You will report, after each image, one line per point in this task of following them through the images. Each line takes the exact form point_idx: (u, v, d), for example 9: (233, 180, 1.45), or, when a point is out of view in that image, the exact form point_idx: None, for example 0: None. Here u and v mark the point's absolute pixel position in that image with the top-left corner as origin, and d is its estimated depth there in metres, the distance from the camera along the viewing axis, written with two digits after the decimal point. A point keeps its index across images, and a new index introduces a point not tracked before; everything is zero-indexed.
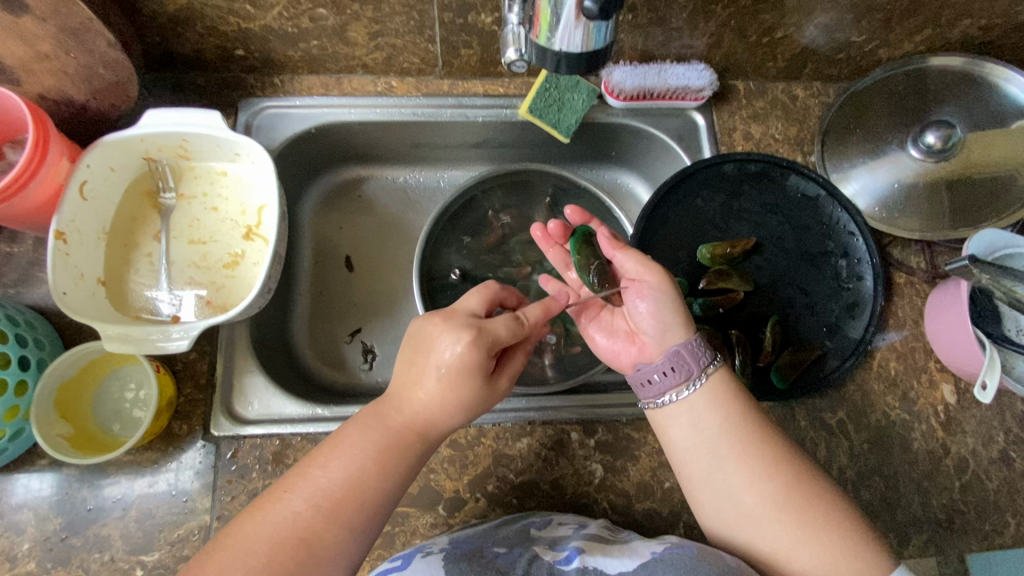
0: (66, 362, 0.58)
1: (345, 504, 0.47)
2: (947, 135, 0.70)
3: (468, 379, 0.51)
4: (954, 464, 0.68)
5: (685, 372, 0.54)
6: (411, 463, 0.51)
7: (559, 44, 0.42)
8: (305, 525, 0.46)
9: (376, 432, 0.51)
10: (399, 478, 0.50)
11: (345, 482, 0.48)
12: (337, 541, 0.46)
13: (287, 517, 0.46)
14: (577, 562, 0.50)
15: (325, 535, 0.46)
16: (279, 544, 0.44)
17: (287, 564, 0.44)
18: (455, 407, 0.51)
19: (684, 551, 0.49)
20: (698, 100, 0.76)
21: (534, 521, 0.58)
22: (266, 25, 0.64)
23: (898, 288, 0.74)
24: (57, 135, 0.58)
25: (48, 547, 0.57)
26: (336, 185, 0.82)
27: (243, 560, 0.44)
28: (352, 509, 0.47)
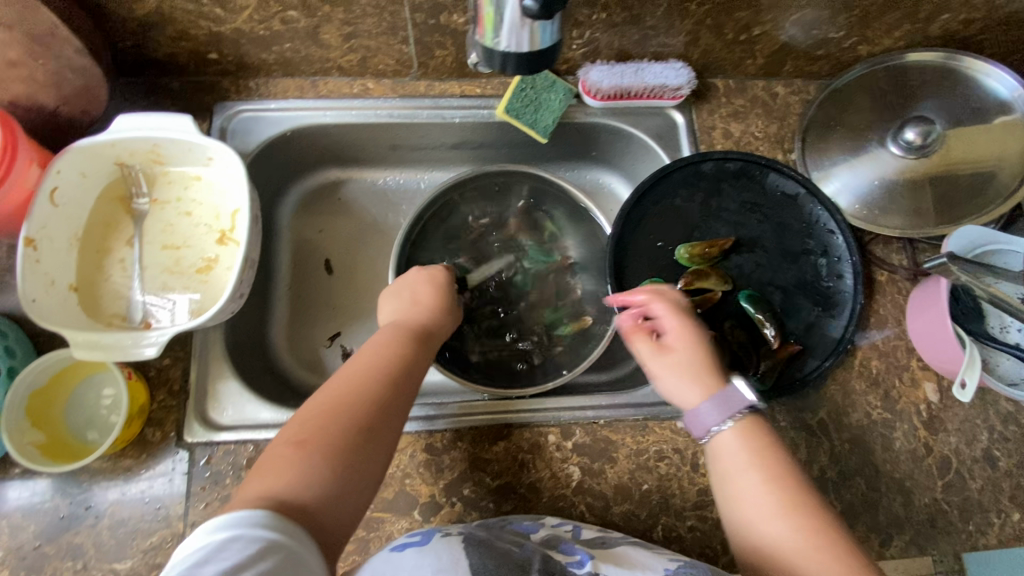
0: (37, 369, 0.58)
1: (383, 373, 0.53)
2: (927, 132, 0.69)
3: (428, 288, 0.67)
4: (936, 463, 0.67)
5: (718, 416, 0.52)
6: (423, 349, 0.59)
7: (506, 45, 0.42)
8: (354, 386, 0.51)
9: (383, 333, 0.59)
10: (418, 359, 0.57)
11: (375, 360, 0.54)
12: (386, 402, 0.51)
13: (341, 383, 0.51)
14: (591, 567, 0.50)
15: (376, 395, 0.51)
16: (339, 400, 0.49)
17: (353, 412, 0.48)
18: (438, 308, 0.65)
19: (697, 571, 0.51)
20: (676, 99, 0.75)
21: (526, 525, 0.57)
22: (236, 28, 0.63)
23: (880, 286, 0.73)
24: (26, 142, 0.58)
25: (21, 555, 0.57)
26: (315, 188, 0.82)
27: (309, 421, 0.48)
28: (389, 377, 0.53)
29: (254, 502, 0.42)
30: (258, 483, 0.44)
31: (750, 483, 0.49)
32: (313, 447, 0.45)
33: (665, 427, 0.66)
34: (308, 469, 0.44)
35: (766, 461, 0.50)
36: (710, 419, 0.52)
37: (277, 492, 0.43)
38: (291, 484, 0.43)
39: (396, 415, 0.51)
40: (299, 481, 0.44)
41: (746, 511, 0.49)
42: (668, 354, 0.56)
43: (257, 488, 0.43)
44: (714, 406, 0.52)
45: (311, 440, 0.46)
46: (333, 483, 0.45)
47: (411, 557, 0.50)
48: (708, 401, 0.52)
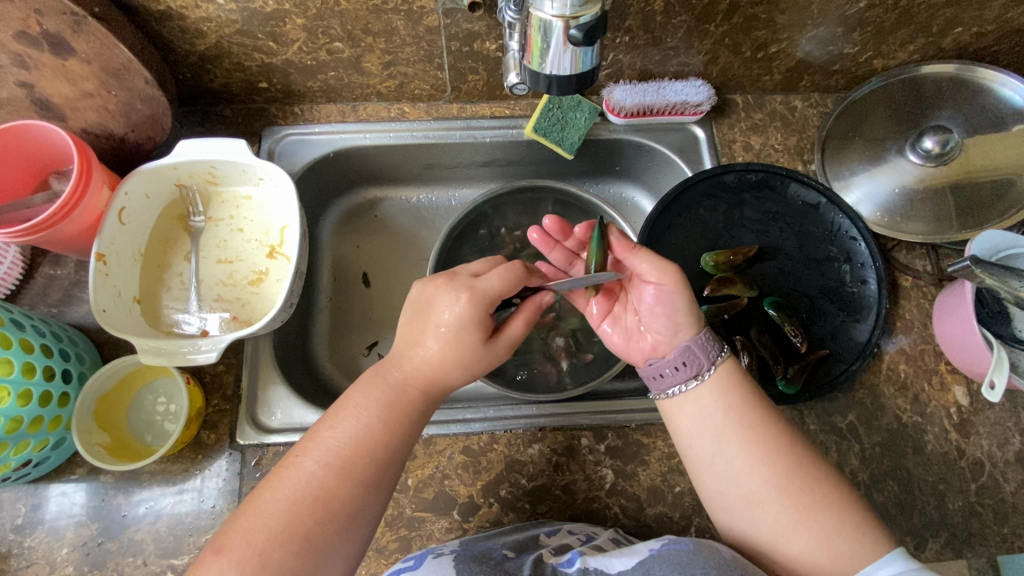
0: (105, 375, 0.63)
1: (353, 463, 0.51)
2: (946, 140, 0.71)
3: (466, 333, 0.55)
4: (969, 466, 0.68)
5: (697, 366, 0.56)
6: (412, 415, 0.55)
7: (551, 68, 0.45)
8: (318, 485, 0.50)
9: (381, 385, 0.55)
10: (401, 429, 0.54)
11: (350, 442, 0.52)
12: (350, 498, 0.50)
13: (301, 480, 0.50)
14: (579, 564, 0.51)
15: (338, 493, 0.50)
16: (296, 507, 0.49)
17: (305, 523, 0.48)
18: (457, 364, 0.56)
19: (681, 547, 0.50)
20: (697, 115, 0.78)
21: (543, 529, 0.60)
22: (287, 59, 0.69)
23: (904, 291, 0.74)
24: (99, 166, 0.63)
25: (86, 551, 0.60)
26: (353, 206, 0.86)
27: (267, 521, 0.48)
28: (359, 468, 0.51)
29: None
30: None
31: (741, 471, 0.52)
32: (255, 565, 0.46)
33: None
34: None
35: (740, 410, 0.54)
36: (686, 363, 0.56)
37: None
38: None
39: (361, 507, 0.51)
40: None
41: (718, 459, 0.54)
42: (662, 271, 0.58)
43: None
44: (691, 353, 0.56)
45: (255, 557, 0.46)
46: None
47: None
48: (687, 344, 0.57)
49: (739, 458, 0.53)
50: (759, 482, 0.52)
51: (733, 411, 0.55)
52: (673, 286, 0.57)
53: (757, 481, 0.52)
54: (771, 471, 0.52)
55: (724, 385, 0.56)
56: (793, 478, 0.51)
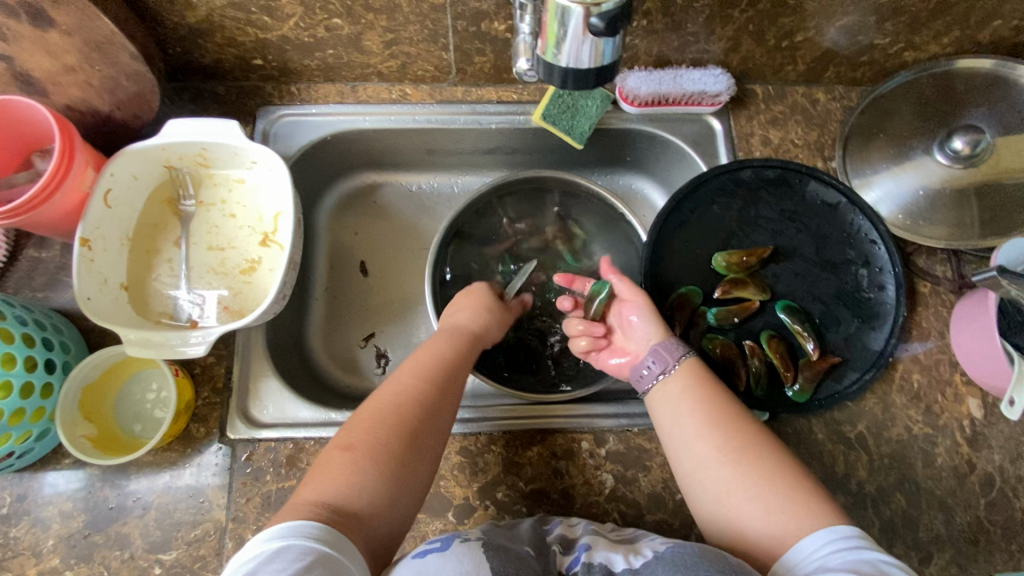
0: (90, 365, 0.60)
1: (436, 379, 0.58)
2: (976, 141, 0.68)
3: (495, 311, 0.70)
4: (979, 481, 0.66)
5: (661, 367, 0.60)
6: (473, 352, 0.64)
7: (566, 60, 0.42)
8: (410, 395, 0.55)
9: (441, 334, 0.65)
10: (466, 360, 0.63)
11: (429, 365, 0.59)
12: (436, 403, 0.56)
13: (395, 394, 0.55)
14: (584, 558, 0.50)
15: (429, 398, 0.56)
16: (399, 408, 0.54)
17: (407, 420, 0.53)
18: (487, 313, 0.69)
19: (683, 547, 0.47)
20: (715, 105, 0.74)
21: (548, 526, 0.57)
22: (282, 35, 0.65)
23: (922, 298, 0.71)
24: (82, 145, 0.60)
25: (72, 543, 0.59)
26: (351, 191, 0.83)
27: (370, 421, 0.52)
28: (440, 381, 0.58)
29: (320, 504, 0.45)
30: (325, 483, 0.48)
31: (743, 504, 0.49)
32: (374, 452, 0.50)
33: None
34: (363, 474, 0.48)
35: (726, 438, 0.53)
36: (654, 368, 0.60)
37: (337, 491, 0.47)
38: (349, 491, 0.47)
39: (442, 423, 0.55)
40: (360, 485, 0.48)
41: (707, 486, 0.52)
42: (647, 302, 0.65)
43: (314, 491, 0.47)
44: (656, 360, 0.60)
45: (371, 444, 0.50)
46: (390, 493, 0.49)
47: (433, 561, 0.46)
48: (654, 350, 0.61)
49: (743, 491, 0.50)
50: (758, 513, 0.48)
51: (730, 442, 0.53)
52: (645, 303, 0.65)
53: (755, 513, 0.48)
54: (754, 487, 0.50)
55: (715, 417, 0.55)
56: (806, 509, 0.47)
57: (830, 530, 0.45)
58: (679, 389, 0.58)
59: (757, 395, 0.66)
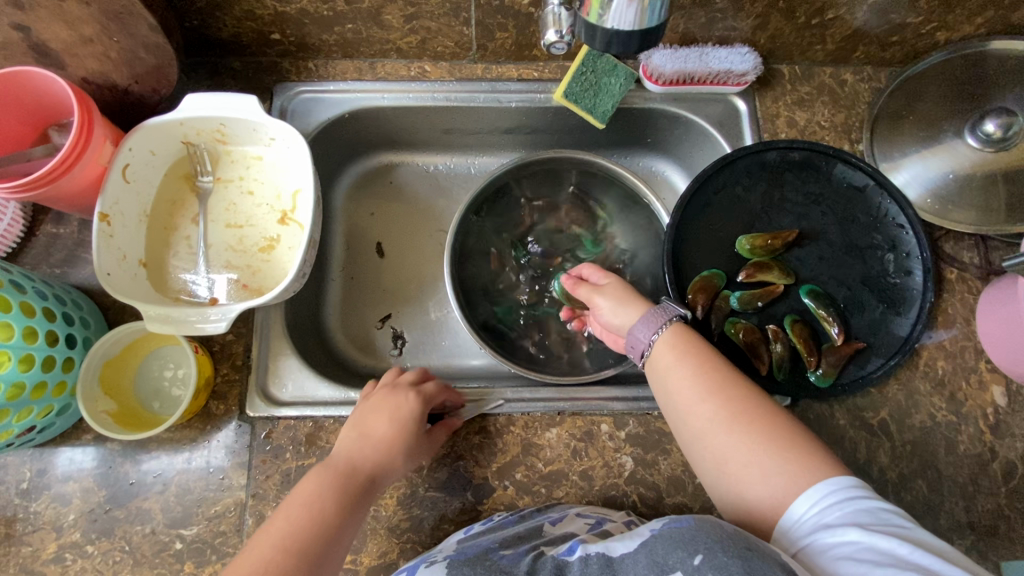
0: (111, 340, 0.60)
1: (309, 532, 0.49)
2: (1008, 124, 0.67)
3: (410, 408, 0.59)
4: (1002, 469, 0.65)
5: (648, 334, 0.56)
6: (365, 495, 0.54)
7: (612, 22, 0.41)
8: (280, 560, 0.46)
9: (326, 470, 0.54)
10: (357, 509, 0.53)
11: (307, 511, 0.50)
12: (313, 553, 0.48)
13: (306, 506, 0.50)
14: (579, 552, 0.49)
15: (303, 546, 0.48)
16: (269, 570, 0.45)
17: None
18: (393, 444, 0.57)
19: (681, 524, 0.45)
20: (740, 85, 0.73)
21: (547, 516, 0.58)
22: (302, 8, 0.63)
23: (948, 284, 0.70)
24: (101, 118, 0.59)
25: (94, 518, 0.59)
26: (368, 170, 0.82)
27: None
28: (321, 534, 0.49)
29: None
30: None
31: (745, 466, 0.47)
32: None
33: None
34: None
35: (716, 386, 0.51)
36: (644, 336, 0.56)
37: None
38: None
39: (334, 553, 0.49)
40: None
41: (703, 443, 0.50)
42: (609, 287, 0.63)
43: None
44: (643, 327, 0.56)
45: None
46: None
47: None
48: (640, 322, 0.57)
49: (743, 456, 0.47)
50: (764, 469, 0.46)
51: (723, 411, 0.50)
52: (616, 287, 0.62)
53: (759, 471, 0.46)
54: (745, 435, 0.48)
55: (709, 382, 0.52)
56: (803, 468, 0.46)
57: (828, 480, 0.44)
58: (668, 363, 0.54)
59: (779, 379, 0.65)
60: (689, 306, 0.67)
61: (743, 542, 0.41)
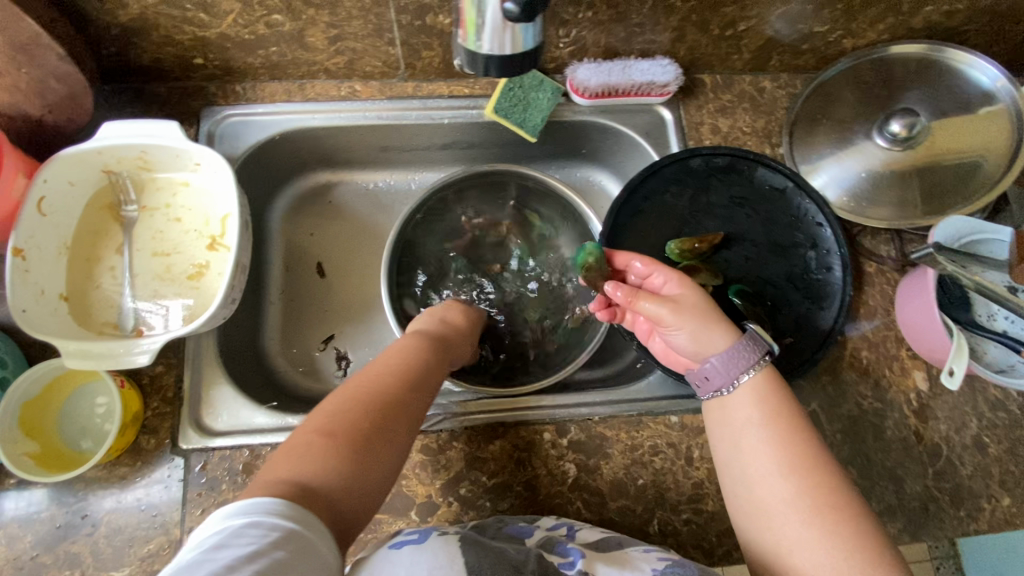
0: (30, 379, 0.58)
1: (409, 369, 0.56)
2: (912, 123, 0.69)
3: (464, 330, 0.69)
4: (927, 451, 0.68)
5: (725, 378, 0.55)
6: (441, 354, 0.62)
7: (488, 47, 0.42)
8: (378, 381, 0.54)
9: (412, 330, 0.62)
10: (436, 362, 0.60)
11: (401, 357, 0.57)
12: (404, 395, 0.53)
13: (365, 381, 0.54)
14: (581, 566, 0.50)
15: (398, 390, 0.53)
16: (362, 394, 0.52)
17: (375, 408, 0.51)
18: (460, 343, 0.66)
19: (685, 571, 0.49)
20: (664, 96, 0.75)
21: (520, 526, 0.57)
22: (222, 32, 0.63)
23: (869, 278, 0.74)
24: (12, 151, 0.58)
25: (19, 566, 0.56)
26: (305, 191, 0.82)
27: (336, 411, 0.50)
28: (411, 379, 0.55)
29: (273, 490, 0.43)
30: (282, 469, 0.45)
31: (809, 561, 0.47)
32: (336, 435, 0.48)
33: (659, 424, 0.66)
34: (323, 462, 0.46)
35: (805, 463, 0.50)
36: (727, 374, 0.55)
37: (299, 477, 0.44)
38: (311, 475, 0.45)
39: (414, 412, 0.54)
40: (324, 465, 0.45)
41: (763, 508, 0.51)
42: (678, 305, 0.57)
43: (274, 472, 0.45)
44: (726, 363, 0.55)
45: (334, 429, 0.48)
46: (352, 479, 0.46)
47: (407, 553, 0.48)
48: (721, 357, 0.55)
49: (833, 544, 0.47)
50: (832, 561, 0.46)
51: (817, 492, 0.49)
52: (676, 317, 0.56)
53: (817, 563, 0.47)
54: (788, 482, 0.50)
55: (794, 459, 0.51)
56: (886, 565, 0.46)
57: None
58: (753, 419, 0.53)
59: None
60: None
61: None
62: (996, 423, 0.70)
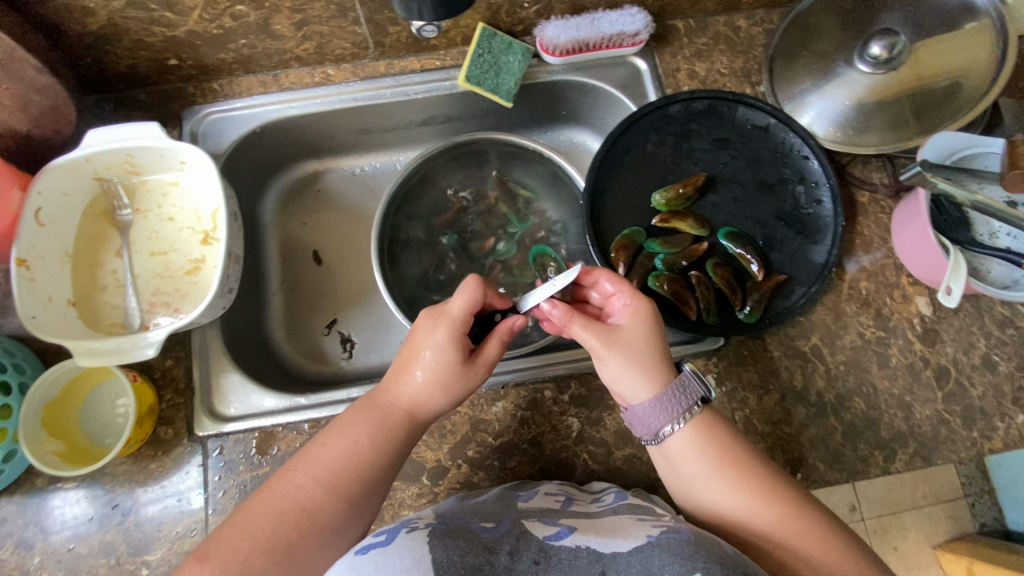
0: (48, 381, 0.61)
1: (340, 479, 0.52)
2: (893, 44, 0.67)
3: (450, 375, 0.56)
4: (935, 374, 0.67)
5: (651, 426, 0.54)
6: (403, 439, 0.56)
7: None
8: (304, 500, 0.50)
9: (379, 409, 0.56)
10: (393, 451, 0.55)
11: (339, 459, 0.53)
12: (334, 514, 0.50)
13: (285, 495, 0.50)
14: (569, 540, 0.48)
15: (325, 510, 0.50)
16: (283, 516, 0.49)
17: (288, 537, 0.48)
18: (441, 389, 0.56)
19: (680, 535, 0.46)
20: (636, 45, 0.74)
21: (520, 494, 0.58)
22: (190, 30, 0.64)
23: (862, 208, 0.73)
24: (4, 166, 0.59)
25: (58, 558, 0.60)
26: (293, 182, 0.83)
27: (251, 534, 0.48)
28: (349, 481, 0.52)
29: None
30: None
31: (780, 529, 0.50)
32: (234, 572, 0.45)
33: None
34: None
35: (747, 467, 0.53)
36: (657, 420, 0.54)
37: None
38: None
39: (345, 528, 0.51)
40: None
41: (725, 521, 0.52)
42: (618, 338, 0.56)
43: None
44: (656, 409, 0.54)
45: (237, 565, 0.46)
46: None
47: (374, 557, 0.46)
48: (651, 402, 0.54)
49: (804, 528, 0.50)
50: (801, 543, 0.49)
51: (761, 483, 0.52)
52: (617, 361, 0.55)
53: (796, 540, 0.49)
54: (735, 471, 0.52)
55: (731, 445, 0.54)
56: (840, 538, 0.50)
57: None
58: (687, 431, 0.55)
59: (711, 323, 0.67)
60: (613, 264, 0.69)
61: (742, 567, 0.43)
62: (1005, 341, 0.68)
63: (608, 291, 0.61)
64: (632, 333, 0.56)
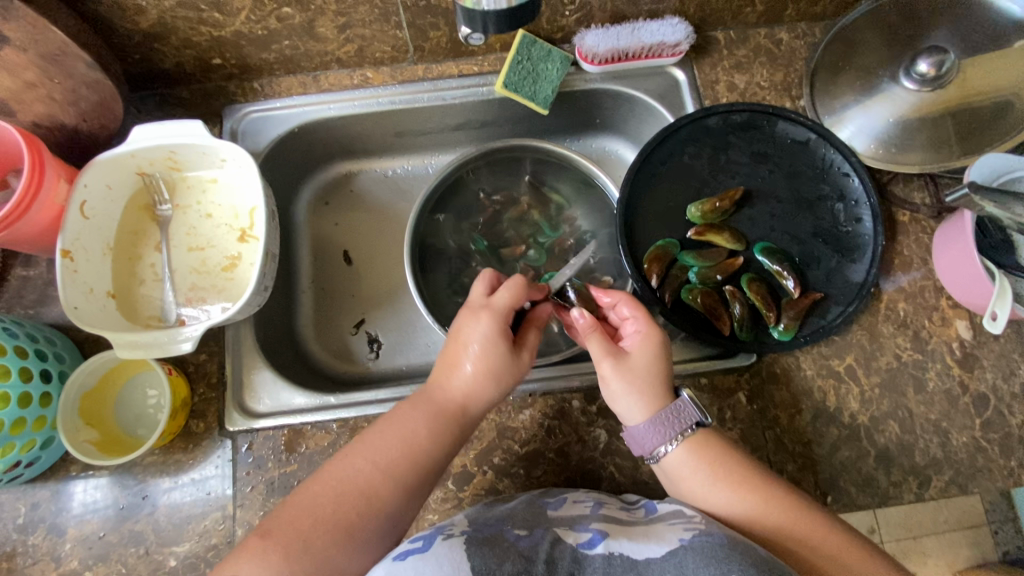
0: (86, 371, 0.62)
1: (398, 464, 0.52)
2: (941, 62, 0.66)
3: (497, 356, 0.57)
4: (973, 401, 0.66)
5: (648, 444, 0.54)
6: (457, 436, 0.56)
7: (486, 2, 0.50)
8: (363, 484, 0.51)
9: (426, 401, 0.56)
10: (447, 443, 0.55)
11: (398, 447, 0.53)
12: (392, 498, 0.51)
13: (343, 479, 0.51)
14: (602, 548, 0.47)
15: (384, 495, 0.51)
16: (343, 494, 0.50)
17: (348, 518, 0.49)
18: (491, 376, 0.57)
19: (713, 539, 0.45)
20: (675, 56, 0.74)
21: (548, 501, 0.57)
22: (236, 30, 0.65)
23: (902, 227, 0.71)
24: (52, 159, 0.61)
25: (89, 546, 0.60)
26: (326, 183, 0.84)
27: (311, 514, 0.49)
28: (404, 468, 0.52)
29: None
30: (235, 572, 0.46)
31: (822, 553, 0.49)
32: (297, 550, 0.46)
33: (688, 384, 0.67)
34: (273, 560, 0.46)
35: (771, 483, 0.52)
36: (650, 442, 0.53)
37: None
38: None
39: (401, 512, 0.51)
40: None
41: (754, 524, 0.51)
42: (625, 361, 0.56)
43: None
44: (651, 431, 0.53)
45: (297, 543, 0.47)
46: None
47: (413, 562, 0.46)
48: (646, 423, 0.53)
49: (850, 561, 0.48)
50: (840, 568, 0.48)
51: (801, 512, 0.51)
52: (622, 382, 0.55)
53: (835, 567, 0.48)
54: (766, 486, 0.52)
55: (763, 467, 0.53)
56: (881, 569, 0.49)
57: None
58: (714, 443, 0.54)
59: (742, 337, 0.67)
60: (645, 276, 0.68)
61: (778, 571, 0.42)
62: None
63: (624, 315, 0.62)
64: (639, 355, 0.57)
